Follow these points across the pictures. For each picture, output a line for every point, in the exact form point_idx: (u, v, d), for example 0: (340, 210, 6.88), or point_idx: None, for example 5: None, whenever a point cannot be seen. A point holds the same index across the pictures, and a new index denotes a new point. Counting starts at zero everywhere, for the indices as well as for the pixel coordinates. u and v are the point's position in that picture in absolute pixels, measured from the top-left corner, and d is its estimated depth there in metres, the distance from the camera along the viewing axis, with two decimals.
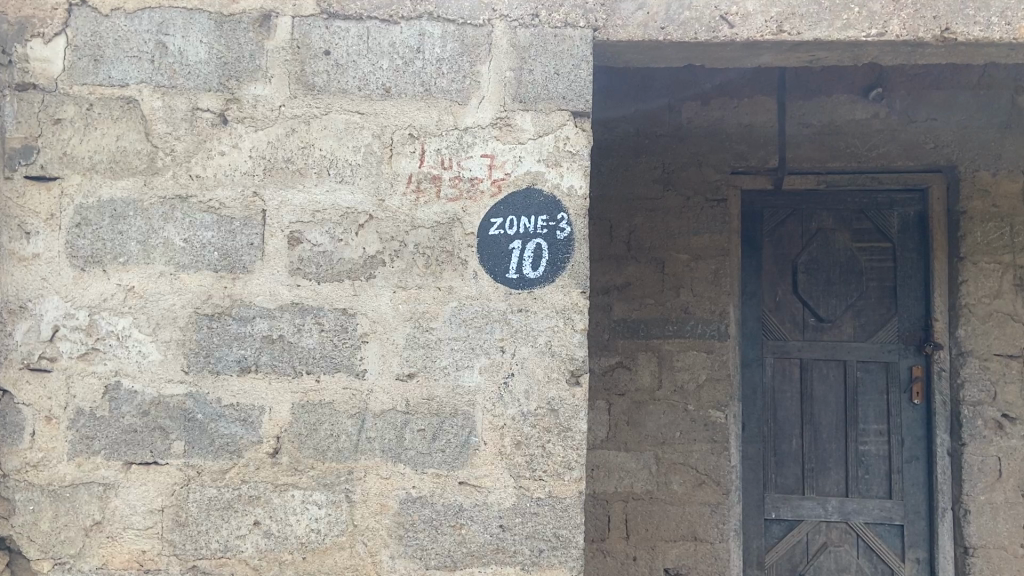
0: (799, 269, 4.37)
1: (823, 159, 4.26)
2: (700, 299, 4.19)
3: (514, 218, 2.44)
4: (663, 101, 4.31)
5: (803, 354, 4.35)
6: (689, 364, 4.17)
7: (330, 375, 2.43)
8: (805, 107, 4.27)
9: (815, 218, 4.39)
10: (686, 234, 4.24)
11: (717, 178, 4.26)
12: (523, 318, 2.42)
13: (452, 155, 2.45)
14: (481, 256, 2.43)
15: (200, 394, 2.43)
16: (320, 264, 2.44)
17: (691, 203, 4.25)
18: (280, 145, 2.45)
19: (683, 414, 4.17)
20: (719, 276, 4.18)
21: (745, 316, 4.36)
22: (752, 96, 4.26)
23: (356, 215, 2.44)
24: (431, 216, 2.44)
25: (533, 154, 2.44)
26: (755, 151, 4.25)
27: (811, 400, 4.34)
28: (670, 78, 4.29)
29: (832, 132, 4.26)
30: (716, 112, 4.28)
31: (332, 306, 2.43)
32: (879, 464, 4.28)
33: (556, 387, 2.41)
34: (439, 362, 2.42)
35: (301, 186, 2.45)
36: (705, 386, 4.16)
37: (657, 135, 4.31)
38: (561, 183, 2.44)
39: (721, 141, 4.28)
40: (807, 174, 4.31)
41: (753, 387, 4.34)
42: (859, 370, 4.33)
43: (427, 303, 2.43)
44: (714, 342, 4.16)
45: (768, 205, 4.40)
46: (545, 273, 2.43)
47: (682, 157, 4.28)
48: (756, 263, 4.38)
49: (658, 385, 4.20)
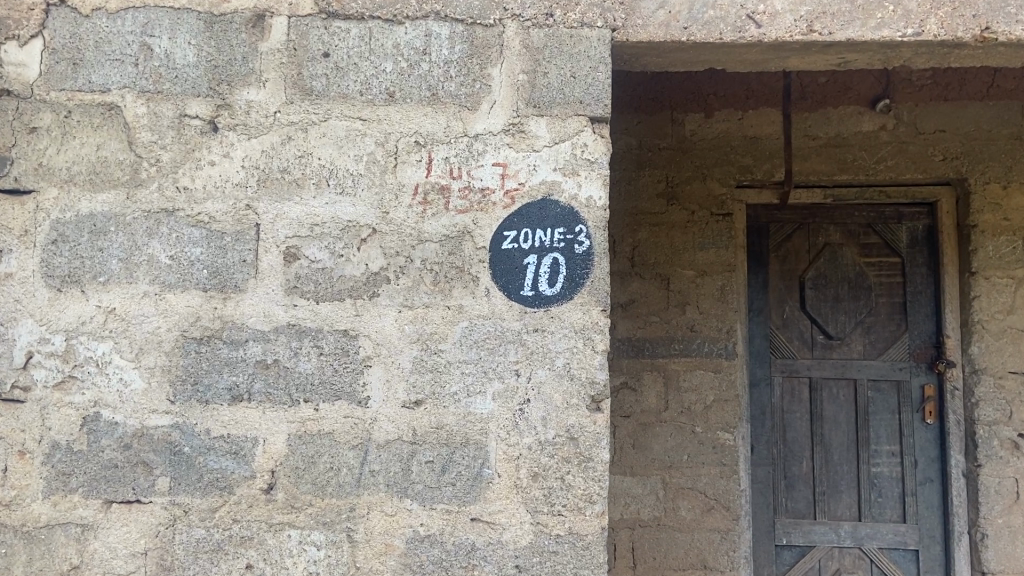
0: (808, 284, 4.22)
1: (829, 172, 4.10)
2: (707, 316, 4.02)
3: (528, 231, 2.26)
4: (666, 113, 4.16)
5: (813, 372, 4.19)
6: (696, 384, 4.00)
7: (330, 403, 2.23)
8: (811, 118, 4.12)
9: (823, 233, 4.25)
10: (691, 250, 4.07)
11: (722, 192, 4.09)
12: (538, 339, 2.24)
13: (462, 164, 2.27)
14: (493, 272, 2.26)
15: (187, 425, 2.23)
16: (319, 283, 2.25)
17: (696, 216, 4.08)
18: (275, 154, 2.26)
19: (691, 436, 3.99)
20: (726, 292, 4.02)
21: (753, 334, 4.20)
22: (757, 107, 4.11)
23: (358, 227, 2.26)
24: (439, 229, 2.26)
25: (548, 162, 2.27)
26: (761, 163, 4.09)
27: (823, 420, 4.17)
28: (673, 90, 4.15)
29: (840, 144, 4.10)
30: (719, 125, 4.13)
31: (332, 328, 2.25)
32: (893, 486, 4.12)
33: (574, 413, 2.23)
34: (448, 388, 2.24)
35: (298, 198, 2.26)
36: (714, 407, 3.99)
37: (660, 147, 4.15)
38: (580, 193, 2.26)
39: (726, 153, 4.12)
40: (814, 189, 4.17)
41: (763, 408, 4.17)
42: (870, 390, 4.17)
43: (434, 323, 2.25)
44: (723, 361, 3.99)
45: (774, 220, 4.25)
46: (562, 290, 2.25)
47: (686, 170, 4.11)
48: (763, 279, 4.23)
49: (665, 407, 4.02)
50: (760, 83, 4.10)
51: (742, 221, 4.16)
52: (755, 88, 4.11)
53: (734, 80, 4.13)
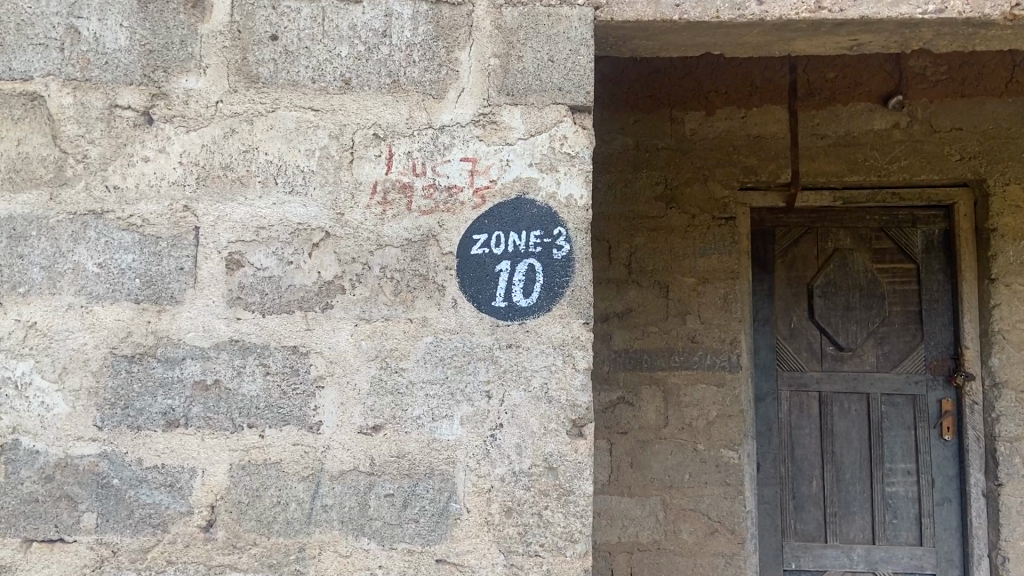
0: (816, 292, 3.95)
1: (838, 172, 3.82)
2: (709, 327, 3.75)
3: (501, 234, 2.01)
4: (664, 112, 3.91)
5: (822, 386, 3.92)
6: (698, 399, 3.73)
7: (278, 429, 1.98)
8: (819, 116, 3.86)
9: (831, 237, 3.99)
10: (691, 256, 3.80)
11: (724, 194, 3.83)
12: (512, 356, 1.99)
13: (426, 160, 2.02)
14: (461, 279, 2.00)
15: (116, 454, 1.98)
16: (266, 293, 2.00)
17: (697, 220, 3.82)
18: (216, 148, 2.02)
19: (692, 455, 3.72)
20: (729, 302, 3.75)
21: (758, 346, 3.93)
22: (760, 105, 3.86)
23: (309, 230, 2.01)
24: (401, 232, 2.01)
25: (523, 156, 2.01)
26: (766, 164, 3.83)
27: (833, 437, 3.90)
28: (672, 87, 3.90)
29: (850, 143, 3.83)
30: (721, 123, 3.87)
31: (280, 344, 1.99)
32: (909, 507, 3.83)
33: (553, 440, 1.97)
34: (411, 411, 1.98)
35: (242, 198, 2.01)
36: (716, 423, 3.72)
37: (659, 148, 3.89)
38: (558, 191, 2.01)
39: (729, 153, 3.86)
40: (823, 191, 3.90)
41: (769, 424, 3.90)
42: (883, 404, 3.89)
43: (394, 338, 1.99)
44: (726, 375, 3.72)
45: (779, 224, 3.99)
46: (539, 300, 2.00)
47: (686, 171, 3.86)
48: (768, 287, 3.97)
49: (664, 424, 3.75)
50: (764, 79, 3.86)
51: (745, 225, 3.91)
52: (758, 85, 3.86)
53: (737, 76, 3.88)
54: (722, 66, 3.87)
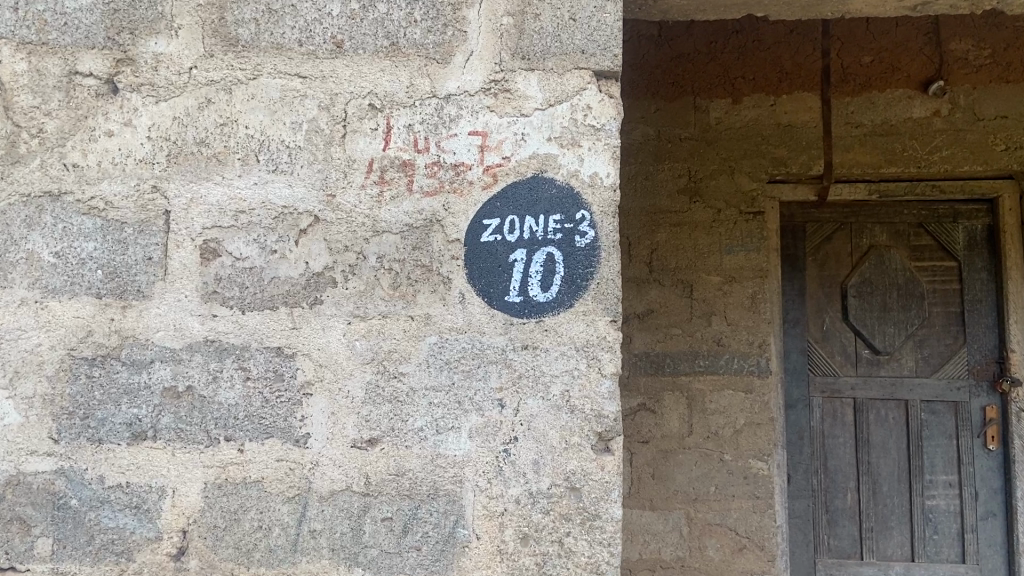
0: (851, 291, 3.65)
1: (875, 163, 3.51)
2: (736, 329, 3.47)
3: (515, 219, 1.74)
4: (688, 99, 3.63)
5: (858, 393, 3.62)
6: (724, 406, 3.44)
7: (259, 443, 1.72)
8: (854, 103, 3.55)
9: (866, 233, 3.68)
10: (716, 253, 3.52)
11: (752, 187, 3.53)
12: (528, 359, 1.72)
13: (430, 134, 1.76)
14: (470, 271, 1.74)
15: (74, 472, 1.72)
16: (246, 287, 1.74)
17: (724, 214, 3.53)
18: (189, 121, 1.77)
19: (718, 465, 3.44)
20: (758, 302, 3.46)
21: (789, 348, 3.63)
22: (792, 91, 3.56)
23: (296, 215, 1.75)
24: (401, 216, 1.75)
25: (540, 130, 1.75)
26: (796, 155, 3.53)
27: (870, 448, 3.60)
28: (696, 72, 3.62)
29: (886, 132, 3.52)
30: (749, 111, 3.58)
31: (262, 345, 1.73)
32: (951, 522, 3.53)
33: (576, 456, 1.70)
34: (412, 422, 1.72)
35: (218, 177, 1.75)
36: (744, 431, 3.43)
37: (682, 138, 3.61)
38: (581, 169, 1.75)
39: (757, 143, 3.56)
40: (858, 183, 3.58)
41: (801, 432, 3.61)
42: (923, 412, 3.59)
43: (393, 339, 1.74)
44: (755, 380, 3.43)
45: (811, 219, 3.69)
46: (560, 295, 1.73)
47: (711, 163, 3.57)
48: (799, 285, 3.67)
49: (689, 432, 3.47)
50: (795, 64, 3.57)
51: (773, 219, 3.57)
52: (789, 70, 3.57)
53: (765, 61, 3.59)
54: (750, 50, 3.58)
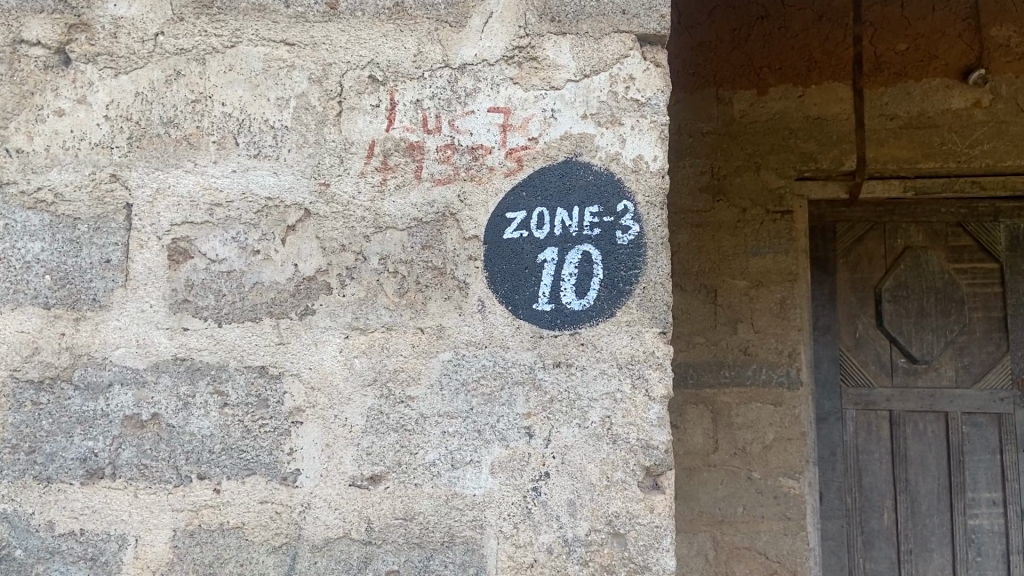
0: (888, 302, 2.99)
1: (910, 159, 2.85)
2: (762, 337, 2.81)
3: (544, 211, 1.46)
4: (709, 90, 2.98)
5: (894, 405, 2.98)
6: (749, 420, 2.79)
7: (238, 482, 1.43)
8: (887, 93, 2.87)
9: (902, 233, 3.02)
10: (740, 257, 2.86)
11: (777, 184, 2.88)
12: (561, 379, 1.44)
13: (442, 111, 1.48)
14: (490, 274, 1.46)
15: (18, 517, 1.44)
16: (223, 294, 1.46)
17: (748, 214, 2.88)
18: (154, 97, 1.48)
19: (744, 483, 2.78)
20: (787, 308, 2.81)
21: (819, 357, 3.02)
22: (820, 80, 2.90)
23: (282, 208, 1.46)
24: (408, 209, 1.47)
25: (573, 105, 1.47)
26: (827, 150, 2.86)
27: (907, 464, 2.95)
28: (717, 60, 2.98)
29: (922, 125, 2.84)
30: (774, 104, 2.92)
31: (242, 365, 1.45)
32: (996, 543, 2.88)
33: (620, 495, 1.42)
34: (423, 456, 1.44)
35: (188, 163, 1.47)
36: (772, 447, 2.77)
37: (704, 132, 2.96)
38: (622, 152, 1.46)
39: (783, 138, 2.90)
40: (892, 178, 2.88)
41: (833, 448, 2.99)
42: (964, 424, 2.93)
43: (399, 355, 1.45)
44: (784, 391, 2.78)
45: (842, 219, 3.05)
46: (599, 302, 1.45)
47: (733, 159, 2.92)
48: (829, 291, 3.04)
49: (712, 448, 2.83)
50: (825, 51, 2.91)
51: (800, 217, 2.89)
52: (820, 57, 2.91)
53: (791, 47, 2.93)
54: (777, 38, 2.94)
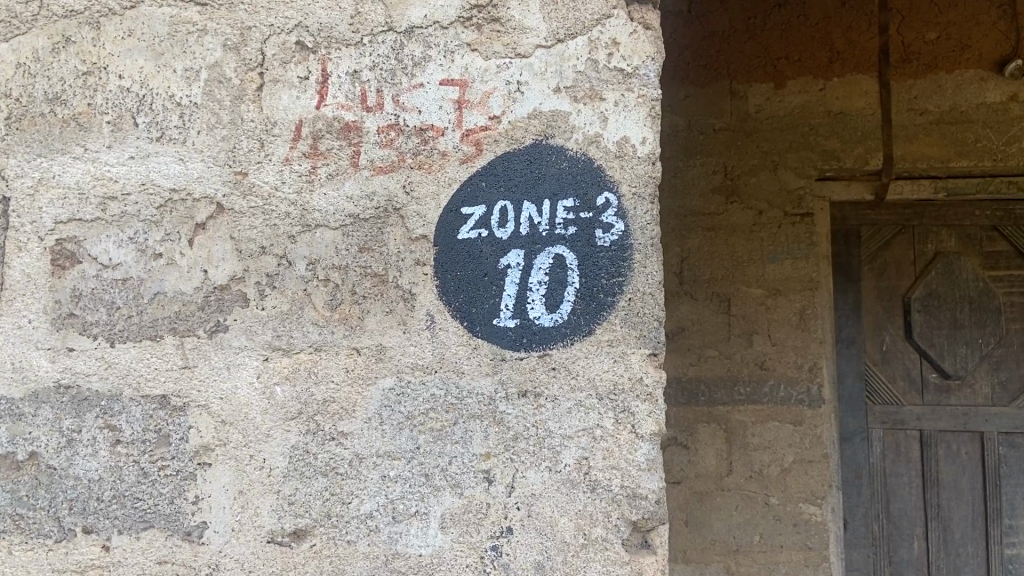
0: (919, 321, 2.35)
1: (941, 157, 2.24)
2: (780, 349, 2.22)
3: (508, 205, 1.20)
4: (719, 83, 2.36)
5: (925, 424, 2.34)
6: (763, 441, 2.21)
7: (133, 537, 1.18)
8: (915, 89, 2.26)
9: (932, 238, 2.37)
10: (754, 263, 2.26)
11: (791, 182, 2.27)
12: (528, 412, 1.17)
13: (386, 84, 1.22)
14: (442, 282, 1.19)
15: None
16: (117, 306, 1.20)
17: (761, 219, 2.27)
18: (39, 68, 1.23)
19: (757, 505, 2.21)
20: (808, 320, 2.22)
21: (842, 373, 2.37)
22: (845, 73, 2.28)
23: (190, 202, 1.20)
24: (342, 202, 1.20)
25: (543, 76, 1.20)
26: (850, 148, 2.26)
27: (941, 488, 2.33)
28: (730, 51, 2.35)
29: (954, 121, 2.24)
30: (791, 99, 2.30)
31: (139, 394, 1.19)
32: None
33: (599, 557, 1.14)
34: (358, 506, 1.17)
35: (77, 147, 1.21)
36: (792, 469, 2.20)
37: (715, 130, 2.33)
38: (604, 133, 1.19)
39: (800, 136, 2.28)
40: (920, 177, 2.28)
41: (858, 471, 2.36)
42: (1001, 446, 2.31)
43: (329, 383, 1.18)
44: (805, 409, 2.20)
45: (867, 220, 2.39)
46: (575, 317, 1.17)
47: (741, 159, 2.31)
48: (854, 299, 2.39)
49: (726, 471, 2.24)
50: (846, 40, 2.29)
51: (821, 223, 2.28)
52: (844, 46, 2.29)
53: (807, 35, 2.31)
54: (793, 27, 2.31)
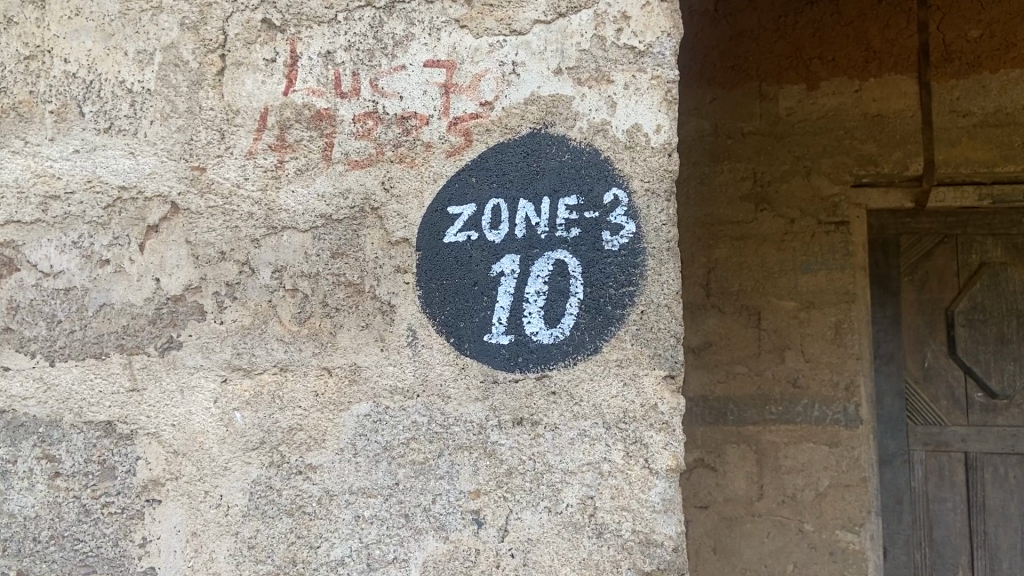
0: (961, 339, 2.05)
1: (987, 162, 1.95)
2: (814, 370, 1.96)
3: (501, 203, 1.04)
4: (746, 85, 2.08)
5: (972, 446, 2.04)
6: (796, 464, 1.96)
7: None
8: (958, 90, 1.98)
9: (975, 247, 2.07)
10: (785, 274, 1.99)
11: (824, 188, 2.00)
12: (524, 443, 1.00)
13: (363, 66, 1.07)
14: (426, 293, 1.04)
15: None
16: (58, 318, 1.06)
17: (794, 228, 2.00)
18: None
19: (791, 533, 1.96)
20: (844, 335, 1.95)
21: (880, 391, 2.08)
22: (886, 71, 2.00)
23: (141, 201, 1.06)
24: (313, 201, 1.06)
25: (542, 56, 1.05)
26: (890, 152, 1.98)
27: (987, 514, 2.03)
28: (758, 52, 2.07)
29: (1000, 123, 1.95)
30: (826, 101, 2.02)
31: (81, 420, 1.04)
32: None
33: None
34: (327, 551, 1.01)
35: (17, 140, 1.08)
36: (828, 495, 1.93)
37: (743, 136, 2.06)
38: (611, 121, 1.03)
39: (837, 141, 2.01)
40: (965, 184, 1.97)
41: (899, 495, 2.07)
42: None
43: (296, 408, 1.03)
44: (841, 429, 1.94)
45: (906, 228, 2.10)
46: (579, 333, 1.01)
47: (772, 165, 2.03)
48: (893, 312, 2.10)
49: (756, 496, 1.98)
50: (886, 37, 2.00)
51: (859, 232, 1.99)
52: (884, 43, 2.00)
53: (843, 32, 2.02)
54: (828, 23, 2.03)
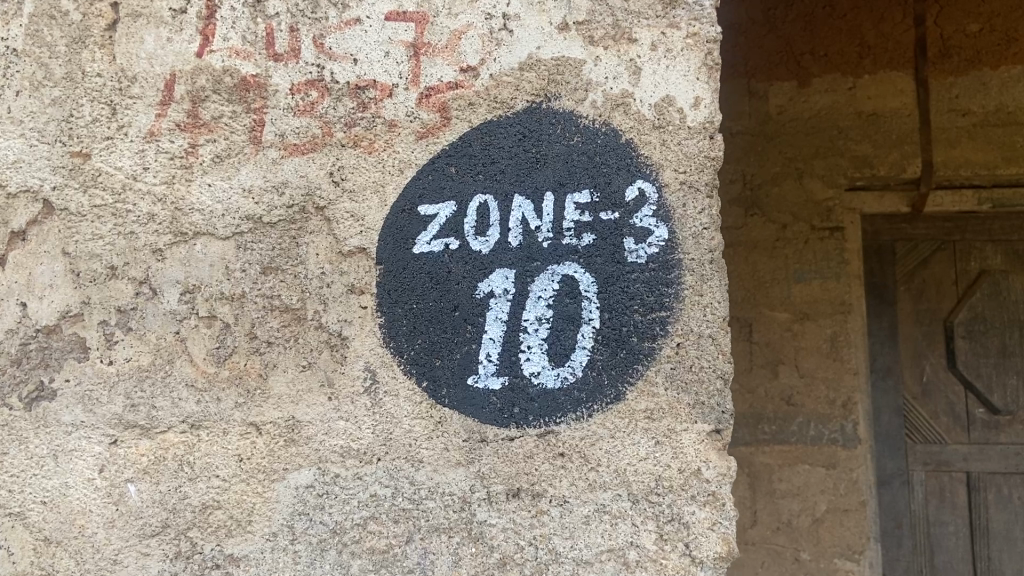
0: (966, 364, 1.46)
1: (990, 163, 1.41)
2: (811, 402, 1.41)
3: (487, 202, 0.78)
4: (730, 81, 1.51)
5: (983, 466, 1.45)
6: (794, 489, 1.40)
7: None
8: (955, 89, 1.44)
9: (976, 253, 1.48)
10: (777, 283, 1.44)
11: (812, 183, 1.45)
12: (523, 523, 0.74)
13: (305, 19, 0.81)
14: (391, 321, 0.77)
15: None
16: None
17: (781, 234, 1.45)
18: None
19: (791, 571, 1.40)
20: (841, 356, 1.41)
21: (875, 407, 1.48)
22: (882, 67, 1.46)
23: (4, 199, 0.80)
24: (236, 197, 0.79)
25: (543, 7, 0.79)
26: (888, 151, 1.44)
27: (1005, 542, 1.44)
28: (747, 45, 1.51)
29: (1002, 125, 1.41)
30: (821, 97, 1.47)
31: None
32: None
33: None
34: None
35: None
36: (829, 523, 1.39)
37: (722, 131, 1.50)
38: (634, 93, 0.78)
39: (832, 143, 1.45)
40: (965, 185, 1.43)
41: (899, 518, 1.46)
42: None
43: (211, 479, 0.77)
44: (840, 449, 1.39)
45: (902, 234, 1.49)
46: (594, 375, 0.75)
47: (753, 165, 1.48)
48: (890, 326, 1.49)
49: (749, 522, 1.42)
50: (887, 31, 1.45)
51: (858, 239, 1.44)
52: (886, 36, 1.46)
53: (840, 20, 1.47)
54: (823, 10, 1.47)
